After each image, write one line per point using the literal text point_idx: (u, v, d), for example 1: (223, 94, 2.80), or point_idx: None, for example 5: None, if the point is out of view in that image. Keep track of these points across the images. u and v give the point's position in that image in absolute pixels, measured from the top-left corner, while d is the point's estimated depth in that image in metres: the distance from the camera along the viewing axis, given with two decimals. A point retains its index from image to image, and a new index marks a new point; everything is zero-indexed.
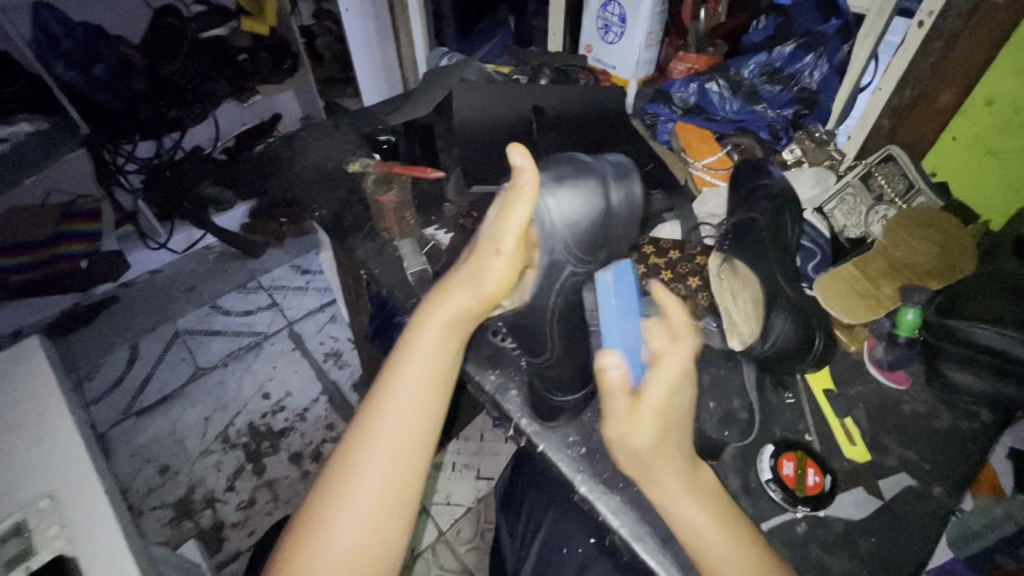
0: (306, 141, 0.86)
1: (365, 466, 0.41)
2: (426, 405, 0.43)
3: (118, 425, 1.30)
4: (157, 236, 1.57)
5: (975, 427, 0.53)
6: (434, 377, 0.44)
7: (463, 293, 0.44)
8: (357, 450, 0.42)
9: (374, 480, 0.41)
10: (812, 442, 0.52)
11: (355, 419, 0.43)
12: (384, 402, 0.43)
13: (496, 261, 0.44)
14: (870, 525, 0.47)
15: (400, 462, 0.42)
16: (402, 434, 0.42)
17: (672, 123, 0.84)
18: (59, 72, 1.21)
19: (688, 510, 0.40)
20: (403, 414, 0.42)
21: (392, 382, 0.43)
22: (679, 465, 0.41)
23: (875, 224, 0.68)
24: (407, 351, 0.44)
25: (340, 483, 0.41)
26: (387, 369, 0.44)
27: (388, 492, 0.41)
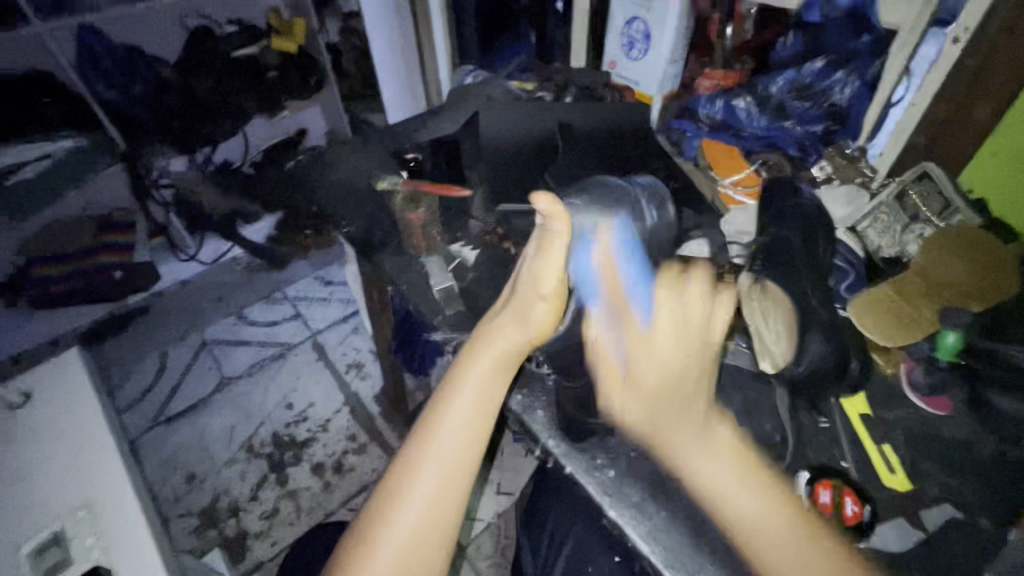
0: (335, 158, 0.88)
1: (414, 491, 0.42)
2: (474, 434, 0.45)
3: (148, 432, 1.33)
4: (187, 247, 1.53)
5: (1021, 456, 0.51)
6: (482, 408, 0.46)
7: (512, 331, 0.48)
8: (408, 475, 0.43)
9: (423, 504, 0.42)
10: (849, 469, 0.51)
11: (406, 444, 0.45)
12: (434, 430, 0.45)
13: (541, 304, 0.48)
14: (914, 558, 0.45)
15: (443, 491, 0.43)
16: (449, 465, 0.43)
17: (698, 140, 0.84)
18: (101, 90, 1.28)
19: (704, 470, 0.43)
20: (453, 441, 0.44)
21: (442, 412, 0.45)
22: (690, 426, 0.44)
23: (910, 244, 0.66)
24: (457, 382, 0.47)
25: (391, 507, 0.42)
26: (438, 400, 0.46)
27: (429, 521, 0.42)
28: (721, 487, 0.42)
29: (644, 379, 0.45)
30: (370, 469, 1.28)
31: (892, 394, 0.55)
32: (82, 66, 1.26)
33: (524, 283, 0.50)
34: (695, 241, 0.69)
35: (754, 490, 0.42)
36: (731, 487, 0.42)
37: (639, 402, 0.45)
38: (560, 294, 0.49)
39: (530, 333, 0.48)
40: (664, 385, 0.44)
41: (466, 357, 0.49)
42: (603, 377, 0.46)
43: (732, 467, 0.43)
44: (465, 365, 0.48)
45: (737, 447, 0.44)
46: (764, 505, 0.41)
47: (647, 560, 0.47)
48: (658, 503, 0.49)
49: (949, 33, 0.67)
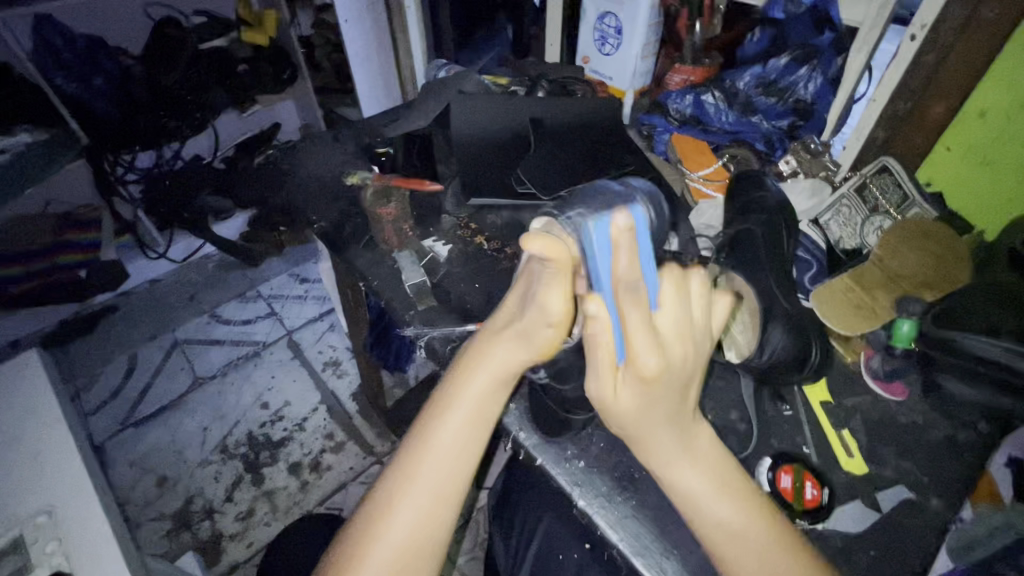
0: (305, 152, 0.87)
1: (404, 505, 0.42)
2: (466, 450, 0.45)
3: (117, 436, 1.30)
4: (156, 245, 1.53)
5: (971, 439, 0.53)
6: (477, 425, 0.45)
7: (516, 354, 0.45)
8: (397, 490, 0.43)
9: (413, 519, 0.42)
10: (810, 455, 0.52)
11: (396, 459, 0.45)
12: (427, 447, 0.44)
13: (548, 331, 0.43)
14: (869, 537, 0.47)
15: (436, 506, 0.43)
16: (439, 482, 0.43)
17: (668, 134, 0.85)
18: (59, 82, 1.23)
19: (687, 476, 0.40)
20: (446, 458, 0.44)
21: (436, 427, 0.45)
22: (675, 432, 0.40)
23: (870, 235, 0.68)
24: (452, 401, 0.46)
25: (378, 521, 0.42)
26: (431, 416, 0.46)
27: (420, 535, 0.42)
28: (701, 506, 0.40)
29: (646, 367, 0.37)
30: (348, 467, 1.26)
31: (852, 381, 0.57)
32: (39, 58, 1.20)
33: (530, 306, 0.44)
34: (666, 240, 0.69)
35: (726, 487, 0.40)
36: (713, 503, 0.40)
37: (635, 403, 0.39)
38: (570, 320, 0.43)
39: (536, 356, 0.45)
40: (660, 386, 0.38)
41: (460, 374, 0.47)
42: (596, 372, 0.39)
43: (719, 481, 0.40)
44: (459, 381, 0.46)
45: (718, 451, 0.42)
46: (747, 522, 0.39)
47: (616, 548, 0.47)
48: (626, 493, 0.49)
49: (907, 31, 0.67)
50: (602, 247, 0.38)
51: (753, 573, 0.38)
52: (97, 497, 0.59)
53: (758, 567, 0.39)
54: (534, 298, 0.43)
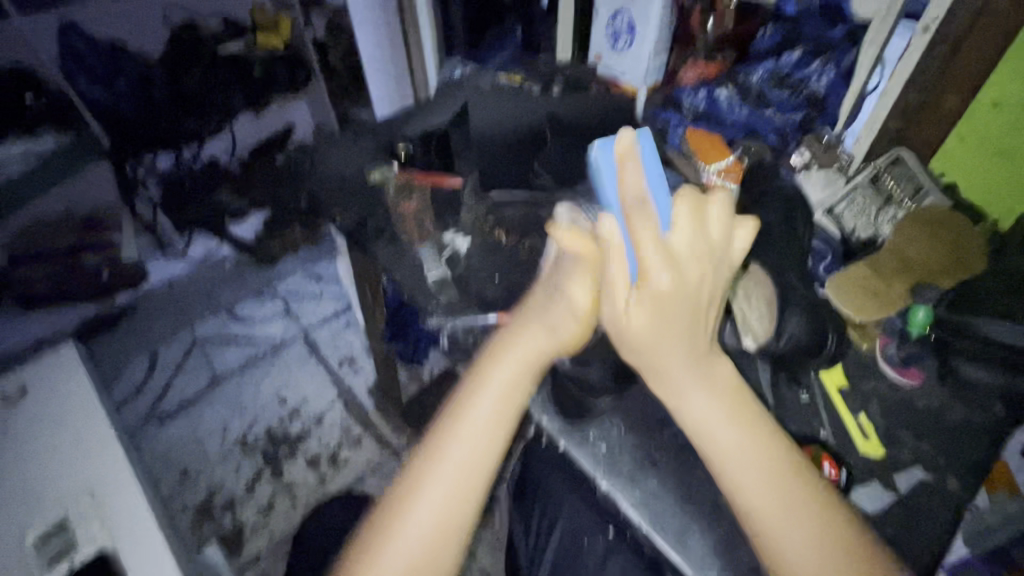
0: (326, 150, 0.89)
1: (429, 490, 0.44)
2: (490, 438, 0.46)
3: (141, 430, 1.33)
4: (177, 244, 1.54)
5: (987, 422, 0.54)
6: (505, 410, 0.47)
7: (542, 342, 0.48)
8: (423, 475, 0.44)
9: (437, 503, 0.43)
10: (828, 438, 0.53)
11: (423, 445, 0.46)
12: (456, 428, 0.46)
13: (571, 322, 0.48)
14: (887, 517, 0.48)
15: (463, 487, 0.44)
16: (463, 467, 0.44)
17: (683, 128, 0.85)
18: (84, 87, 1.27)
19: (700, 401, 0.41)
20: (470, 446, 0.45)
21: (462, 415, 0.46)
22: (691, 353, 0.41)
23: (885, 225, 0.68)
24: (482, 385, 0.47)
25: (404, 505, 0.44)
26: (459, 401, 0.47)
27: (447, 514, 0.43)
28: (711, 427, 0.41)
29: (658, 286, 0.39)
30: (365, 461, 1.29)
31: (869, 367, 0.58)
32: (65, 65, 1.24)
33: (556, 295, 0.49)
34: None
35: (742, 421, 0.41)
36: (721, 426, 0.41)
37: (648, 313, 0.40)
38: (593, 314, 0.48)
39: (560, 346, 0.48)
40: (679, 293, 0.39)
41: (491, 359, 0.49)
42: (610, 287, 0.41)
43: (729, 407, 0.41)
44: (486, 370, 0.48)
45: (736, 383, 0.43)
46: (761, 452, 0.40)
47: (638, 528, 0.49)
48: (647, 474, 0.51)
49: (921, 24, 0.68)
50: (609, 168, 0.44)
51: (771, 501, 0.39)
52: (136, 482, 0.61)
53: (773, 500, 0.39)
54: (557, 290, 0.49)
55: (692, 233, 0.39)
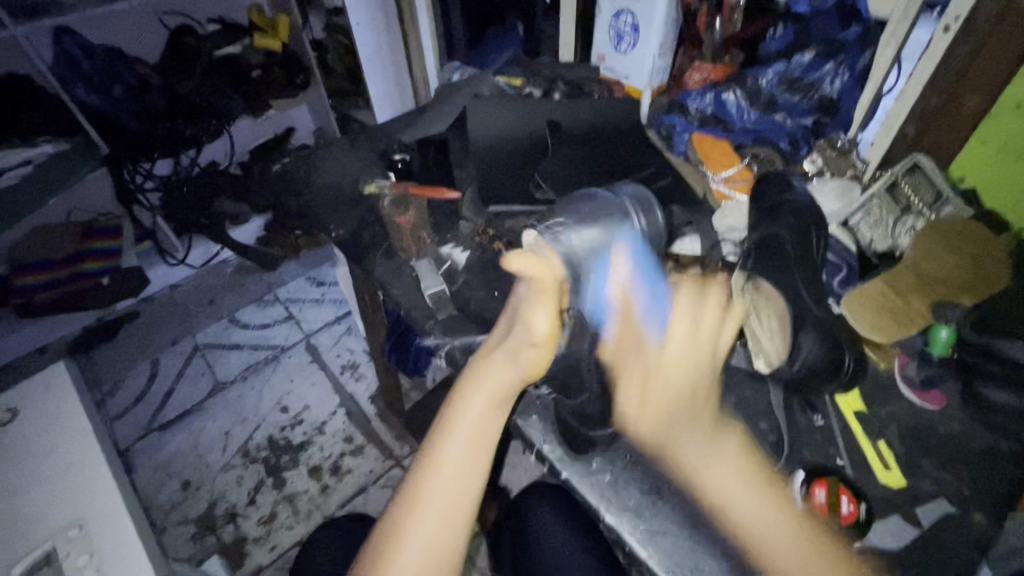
0: (322, 158, 0.87)
1: (413, 535, 0.42)
2: (469, 474, 0.45)
3: (143, 440, 1.32)
4: (176, 251, 1.54)
5: (1015, 449, 0.51)
6: (479, 444, 0.46)
7: (507, 374, 0.48)
8: (406, 521, 0.43)
9: (421, 547, 0.42)
10: (845, 467, 0.51)
11: (403, 487, 0.45)
12: (433, 467, 0.45)
13: (530, 350, 0.48)
14: (910, 554, 0.45)
15: (445, 526, 0.43)
16: (445, 507, 0.43)
17: (688, 134, 0.82)
18: (81, 94, 1.25)
19: (715, 471, 0.43)
20: (450, 484, 0.44)
21: (439, 454, 0.45)
22: (697, 431, 0.45)
23: (903, 237, 0.65)
24: (454, 422, 0.46)
25: (388, 553, 0.42)
26: (435, 439, 0.46)
27: (430, 560, 0.42)
28: (726, 486, 0.43)
29: (662, 372, 0.47)
30: (367, 470, 1.27)
31: (887, 388, 0.56)
32: (61, 72, 1.23)
33: (519, 327, 0.50)
34: (687, 237, 0.68)
35: (759, 483, 0.43)
36: (728, 482, 0.43)
37: (657, 414, 0.45)
38: (552, 339, 0.49)
39: (523, 375, 0.48)
40: (687, 377, 0.47)
41: (461, 393, 0.48)
42: (625, 396, 0.47)
43: (738, 471, 0.43)
44: (459, 405, 0.47)
45: (742, 452, 0.45)
46: (773, 520, 0.42)
47: (646, 566, 0.46)
48: (654, 506, 0.48)
49: (941, 22, 0.66)
50: (606, 280, 0.56)
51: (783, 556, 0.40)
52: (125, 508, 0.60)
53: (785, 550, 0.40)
54: (519, 318, 0.50)
55: (687, 310, 0.49)
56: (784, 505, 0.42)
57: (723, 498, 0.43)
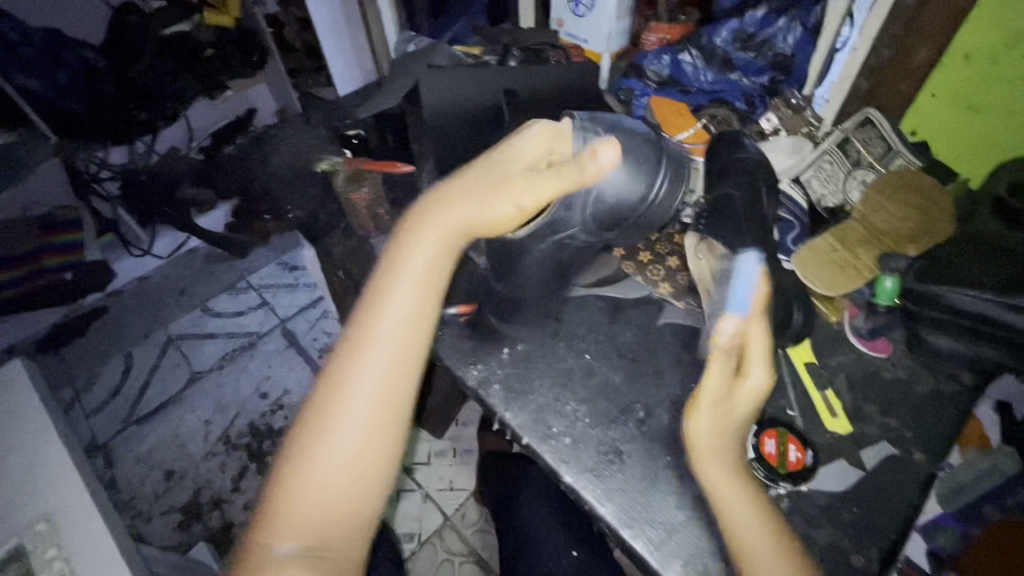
0: (278, 138, 0.85)
1: (359, 387, 0.41)
2: (414, 329, 0.43)
3: (121, 433, 1.31)
4: (140, 241, 1.46)
5: (954, 391, 0.54)
6: (419, 311, 0.43)
7: (456, 224, 0.44)
8: (348, 372, 0.41)
9: (368, 396, 0.41)
10: (795, 418, 0.53)
11: (343, 340, 0.42)
12: (355, 353, 0.41)
13: (501, 203, 0.44)
14: (851, 496, 0.49)
15: (391, 379, 0.41)
16: (390, 360, 0.42)
17: (646, 97, 0.82)
18: (21, 82, 1.16)
19: (743, 515, 0.39)
20: (393, 339, 0.42)
21: (380, 313, 0.43)
22: (737, 467, 0.41)
23: (853, 191, 0.67)
24: (379, 310, 0.43)
25: (335, 404, 0.40)
26: (373, 300, 0.43)
27: (381, 409, 0.41)
28: (744, 534, 0.39)
29: (756, 385, 0.42)
30: None
31: (837, 339, 0.58)
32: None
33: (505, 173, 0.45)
34: None
35: (782, 549, 0.39)
36: (758, 535, 0.39)
37: (714, 439, 0.41)
38: (530, 208, 0.45)
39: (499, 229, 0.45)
40: (731, 419, 0.42)
41: (388, 273, 0.43)
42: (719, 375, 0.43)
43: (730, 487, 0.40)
44: (400, 258, 0.44)
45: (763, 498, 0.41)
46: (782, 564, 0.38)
47: (604, 522, 0.49)
48: (613, 466, 0.50)
49: None
50: (742, 284, 0.50)
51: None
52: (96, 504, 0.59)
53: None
54: (493, 166, 0.46)
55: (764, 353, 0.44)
56: (766, 505, 0.40)
57: (738, 531, 0.40)
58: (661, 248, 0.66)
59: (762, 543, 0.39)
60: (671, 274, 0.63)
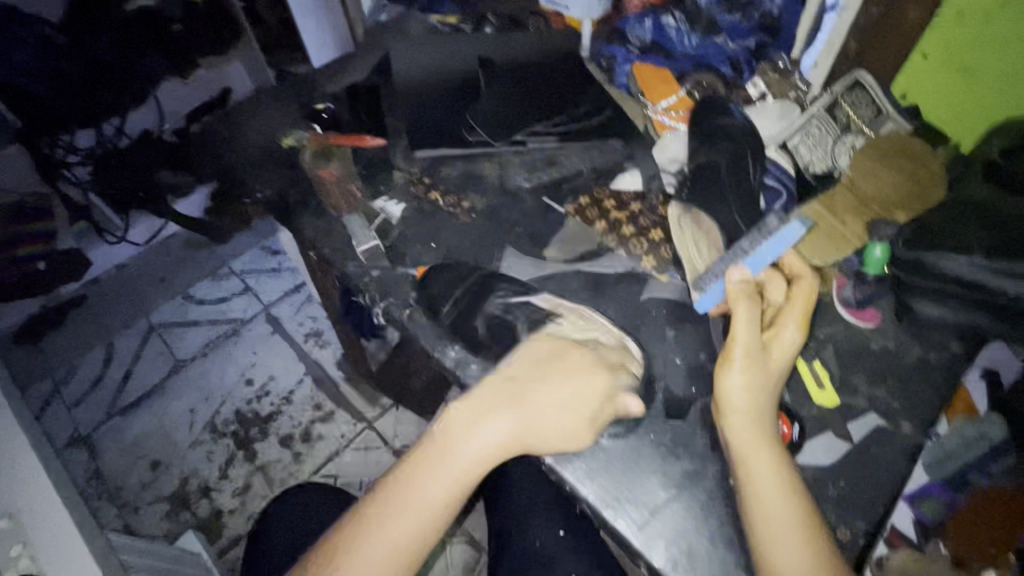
0: (245, 113, 0.80)
1: (390, 525, 0.44)
2: (452, 497, 0.45)
3: (104, 425, 1.28)
4: (116, 227, 1.29)
5: (942, 360, 0.53)
6: (461, 485, 0.46)
7: (504, 421, 0.47)
8: (390, 503, 0.45)
9: (395, 541, 0.44)
10: (782, 392, 0.52)
11: (396, 472, 0.47)
12: (423, 466, 0.46)
13: (547, 419, 0.47)
14: (839, 469, 0.48)
15: (414, 535, 0.44)
16: (422, 519, 0.45)
17: (629, 63, 0.77)
18: None
19: (763, 461, 0.43)
20: (435, 493, 0.45)
21: (434, 460, 0.46)
22: (763, 431, 0.45)
23: (842, 156, 0.65)
24: (453, 450, 0.46)
25: (368, 529, 0.44)
26: (437, 446, 0.47)
27: (395, 559, 0.44)
28: (766, 494, 0.42)
29: (786, 343, 0.47)
30: (340, 435, 1.26)
31: (825, 309, 0.56)
32: None
33: (572, 387, 0.48)
34: (628, 172, 0.67)
35: (803, 523, 0.41)
36: (778, 500, 0.41)
37: (745, 392, 0.45)
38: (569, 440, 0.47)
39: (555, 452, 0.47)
40: (765, 374, 0.46)
41: (451, 431, 0.47)
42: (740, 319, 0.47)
43: (760, 447, 0.44)
44: (460, 431, 0.47)
45: (793, 476, 0.43)
46: (794, 534, 0.40)
47: (585, 502, 0.47)
48: (595, 444, 0.49)
49: None
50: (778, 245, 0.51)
51: (786, 554, 0.40)
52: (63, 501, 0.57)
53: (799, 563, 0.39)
54: (552, 394, 0.47)
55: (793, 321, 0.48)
56: (791, 475, 0.43)
57: (757, 488, 0.42)
58: (644, 220, 0.63)
59: (786, 509, 0.41)
60: (655, 247, 0.61)
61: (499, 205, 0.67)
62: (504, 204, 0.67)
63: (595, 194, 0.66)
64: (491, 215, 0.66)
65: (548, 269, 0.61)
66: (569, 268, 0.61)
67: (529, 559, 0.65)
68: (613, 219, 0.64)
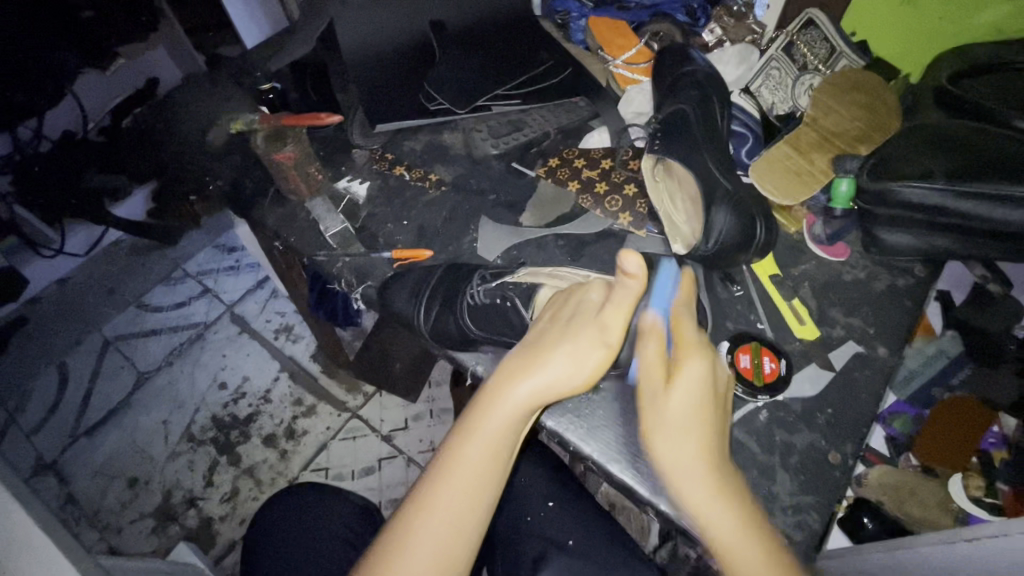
0: (183, 103, 0.75)
1: (454, 486, 0.41)
2: (506, 447, 0.43)
3: (70, 449, 1.21)
4: (50, 240, 1.13)
5: (909, 284, 0.56)
6: (513, 436, 0.43)
7: (555, 363, 0.44)
8: (449, 466, 0.42)
9: (461, 498, 0.41)
10: (765, 330, 0.54)
11: (445, 441, 0.43)
12: (471, 428, 0.43)
13: (596, 345, 0.44)
14: (824, 397, 0.51)
15: (477, 492, 0.41)
16: (479, 472, 0.41)
17: (584, 19, 0.76)
18: None
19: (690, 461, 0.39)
20: (485, 448, 0.42)
21: (482, 419, 0.43)
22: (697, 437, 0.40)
23: (802, 96, 0.66)
24: (492, 402, 0.43)
25: (432, 496, 0.41)
26: (484, 400, 0.43)
27: (461, 517, 0.40)
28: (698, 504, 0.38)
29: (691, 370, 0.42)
30: (325, 428, 1.23)
31: (798, 249, 0.59)
32: None
33: (583, 312, 0.46)
34: (595, 131, 0.67)
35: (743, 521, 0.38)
36: (716, 510, 0.38)
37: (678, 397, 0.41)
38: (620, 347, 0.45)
39: (582, 382, 0.43)
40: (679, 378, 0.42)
41: (499, 383, 0.44)
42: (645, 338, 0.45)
43: (702, 468, 0.39)
44: (501, 384, 0.44)
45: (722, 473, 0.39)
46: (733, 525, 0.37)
47: (589, 458, 0.49)
48: (593, 404, 0.50)
49: None
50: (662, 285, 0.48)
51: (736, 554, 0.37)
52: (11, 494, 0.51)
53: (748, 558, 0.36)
54: (594, 317, 0.45)
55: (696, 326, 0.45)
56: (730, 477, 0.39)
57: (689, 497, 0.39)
58: (617, 176, 0.63)
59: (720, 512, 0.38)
60: (630, 203, 0.62)
61: (468, 175, 0.65)
62: (473, 174, 0.65)
63: (564, 154, 0.66)
64: (460, 185, 0.64)
65: (525, 236, 0.61)
66: (547, 232, 0.61)
67: (530, 527, 0.66)
68: (586, 177, 0.63)
